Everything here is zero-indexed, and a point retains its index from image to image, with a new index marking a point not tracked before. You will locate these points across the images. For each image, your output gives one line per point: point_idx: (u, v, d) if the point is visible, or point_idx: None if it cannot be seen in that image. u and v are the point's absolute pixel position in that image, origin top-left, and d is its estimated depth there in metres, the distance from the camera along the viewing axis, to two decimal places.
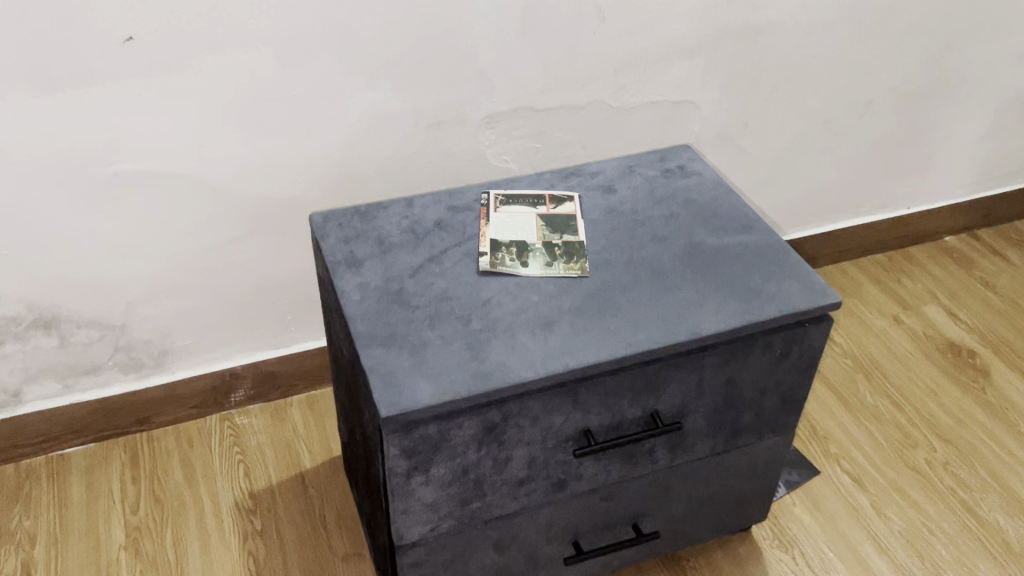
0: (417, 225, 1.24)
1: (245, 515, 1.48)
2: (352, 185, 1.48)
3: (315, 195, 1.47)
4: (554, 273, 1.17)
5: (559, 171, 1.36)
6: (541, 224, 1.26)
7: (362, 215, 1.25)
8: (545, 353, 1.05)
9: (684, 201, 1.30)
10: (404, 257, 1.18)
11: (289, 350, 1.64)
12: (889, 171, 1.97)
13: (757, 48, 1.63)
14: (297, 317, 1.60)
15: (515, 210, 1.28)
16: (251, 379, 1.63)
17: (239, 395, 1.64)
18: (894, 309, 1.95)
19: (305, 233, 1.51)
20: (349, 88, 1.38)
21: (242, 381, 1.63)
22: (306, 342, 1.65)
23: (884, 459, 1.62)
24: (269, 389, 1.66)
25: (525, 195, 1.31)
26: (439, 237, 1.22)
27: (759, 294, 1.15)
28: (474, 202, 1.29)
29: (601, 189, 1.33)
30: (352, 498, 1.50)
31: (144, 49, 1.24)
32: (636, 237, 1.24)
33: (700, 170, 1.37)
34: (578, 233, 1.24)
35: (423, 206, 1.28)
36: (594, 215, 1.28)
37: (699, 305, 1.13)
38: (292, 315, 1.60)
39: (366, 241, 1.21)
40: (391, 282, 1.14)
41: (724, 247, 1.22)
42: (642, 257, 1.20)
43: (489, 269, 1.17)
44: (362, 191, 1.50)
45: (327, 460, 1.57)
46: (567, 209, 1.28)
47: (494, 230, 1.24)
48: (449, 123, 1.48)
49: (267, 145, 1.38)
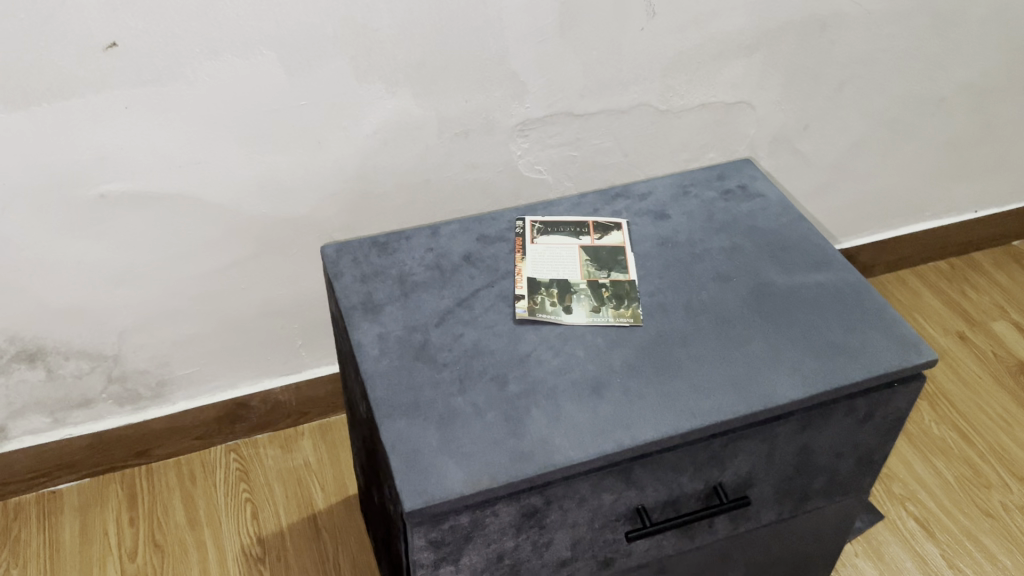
0: (444, 260, 1.09)
1: (253, 563, 1.35)
2: (369, 201, 1.33)
3: (326, 212, 1.31)
4: (601, 321, 1.02)
5: (603, 192, 1.20)
6: (586, 258, 1.10)
7: (381, 248, 1.10)
8: (595, 426, 0.90)
9: (747, 230, 1.14)
10: (429, 301, 1.03)
11: (300, 376, 1.50)
12: (957, 173, 1.79)
13: (823, 43, 1.44)
14: (307, 341, 1.46)
15: (555, 242, 1.12)
16: (259, 407, 1.49)
17: (246, 425, 1.51)
18: (958, 326, 1.79)
19: (316, 253, 1.36)
20: (365, 96, 1.21)
21: (249, 411, 1.49)
22: (319, 367, 1.51)
23: (954, 503, 1.47)
24: (278, 417, 1.52)
25: (566, 223, 1.15)
26: (469, 275, 1.07)
27: (841, 350, 0.99)
28: (508, 230, 1.13)
29: (651, 215, 1.16)
30: (370, 546, 1.37)
31: (129, 57, 1.08)
32: (695, 275, 1.08)
33: (764, 191, 1.20)
34: (628, 271, 1.08)
35: (450, 236, 1.12)
36: (645, 247, 1.12)
37: (773, 364, 0.97)
38: (302, 340, 1.46)
39: (386, 280, 1.05)
40: (414, 333, 0.99)
41: (798, 289, 1.06)
42: (703, 300, 1.05)
43: (528, 317, 1.01)
44: (379, 206, 1.34)
45: (342, 499, 1.44)
46: (614, 239, 1.12)
47: (531, 267, 1.08)
48: (477, 132, 1.31)
49: (272, 160, 1.23)
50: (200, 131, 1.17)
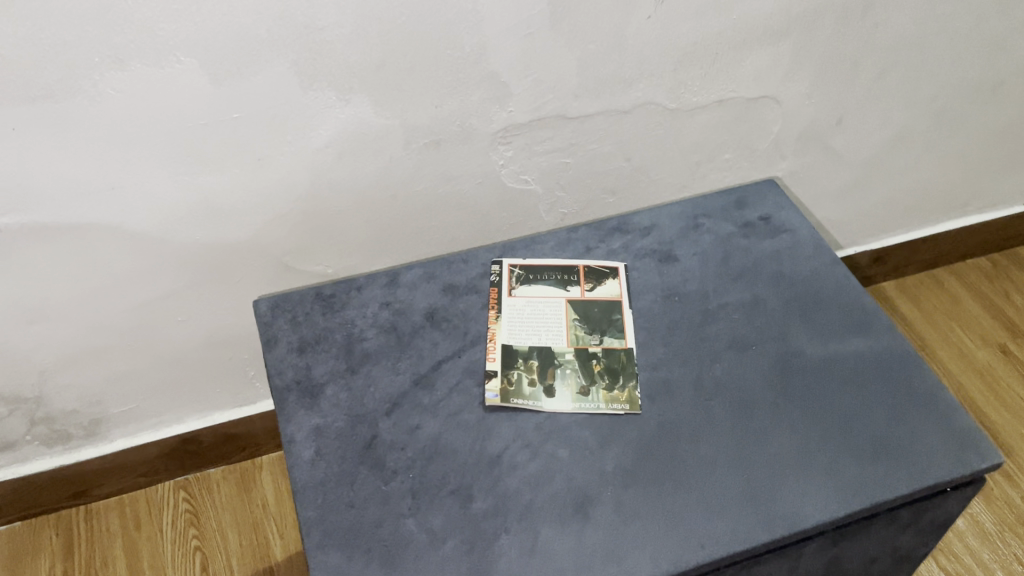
0: (401, 319, 0.90)
1: None
2: (324, 222, 1.13)
3: (273, 235, 1.12)
4: (590, 408, 0.83)
5: (598, 224, 1.00)
6: (574, 317, 0.90)
7: (326, 304, 0.91)
8: (578, 562, 0.72)
9: (771, 279, 0.94)
10: (381, 378, 0.84)
11: (256, 407, 1.33)
12: (1010, 165, 1.56)
13: (865, 27, 1.20)
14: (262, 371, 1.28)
15: (537, 295, 0.92)
16: (210, 442, 1.33)
17: (197, 460, 1.35)
18: (1000, 337, 1.59)
19: (264, 279, 1.17)
20: (311, 105, 1.00)
21: (199, 446, 1.33)
22: None
23: (993, 554, 1.30)
24: (233, 450, 1.36)
25: (552, 267, 0.95)
26: (430, 342, 0.88)
27: (886, 450, 0.80)
28: (480, 279, 0.94)
29: (654, 257, 0.96)
30: None
31: (11, 70, 0.87)
32: (707, 341, 0.88)
33: (792, 225, 1.00)
34: (625, 336, 0.89)
35: (411, 287, 0.93)
36: (645, 301, 0.92)
37: (801, 470, 0.79)
38: (256, 370, 1.28)
39: (329, 350, 0.87)
40: (360, 425, 0.81)
41: (832, 362, 0.87)
42: (716, 376, 0.86)
43: (500, 402, 0.83)
44: (338, 227, 1.14)
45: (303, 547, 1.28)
46: (609, 291, 0.93)
47: (508, 331, 0.89)
48: (451, 140, 1.10)
49: (203, 181, 1.03)
50: (110, 152, 0.96)
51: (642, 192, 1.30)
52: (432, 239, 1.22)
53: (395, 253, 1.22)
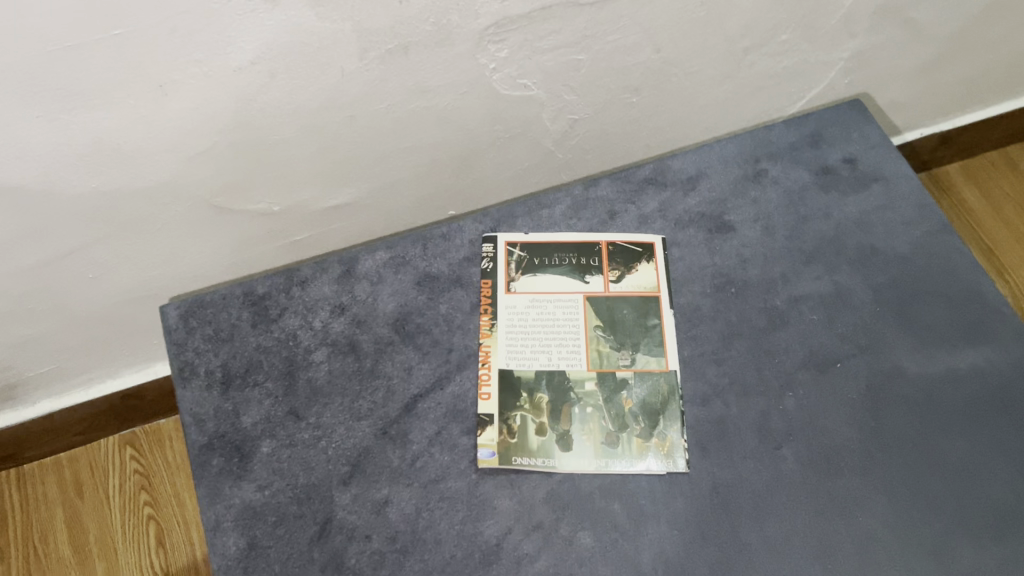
0: (360, 331, 0.66)
1: None
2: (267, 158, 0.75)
3: (198, 176, 0.74)
4: (620, 468, 0.62)
5: (624, 174, 0.73)
6: (596, 324, 0.67)
7: (257, 311, 0.67)
8: None
9: (857, 259, 0.70)
10: (335, 427, 0.63)
11: None
12: None
13: None
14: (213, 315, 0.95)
15: (546, 290, 0.68)
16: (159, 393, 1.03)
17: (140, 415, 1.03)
18: None
19: (199, 220, 0.81)
20: (222, 11, 0.59)
21: (142, 401, 1.02)
22: None
23: None
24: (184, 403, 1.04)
25: (564, 246, 0.70)
26: (402, 367, 0.65)
27: (1016, 521, 0.59)
28: (467, 265, 0.69)
29: (701, 226, 0.71)
30: None
31: None
32: (775, 358, 0.66)
33: (885, 173, 0.74)
34: (664, 353, 0.66)
35: (373, 279, 0.69)
36: (691, 296, 0.68)
37: (901, 555, 0.58)
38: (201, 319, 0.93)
39: (265, 383, 0.64)
40: (308, 503, 0.60)
41: (941, 386, 0.64)
42: (787, 412, 0.63)
43: (498, 465, 0.61)
44: (286, 162, 0.76)
45: None
46: (643, 283, 0.69)
47: (507, 349, 0.66)
48: (424, 43, 0.68)
49: (83, 120, 0.65)
50: None
51: (687, 90, 0.83)
52: (405, 165, 0.81)
53: (361, 181, 0.81)
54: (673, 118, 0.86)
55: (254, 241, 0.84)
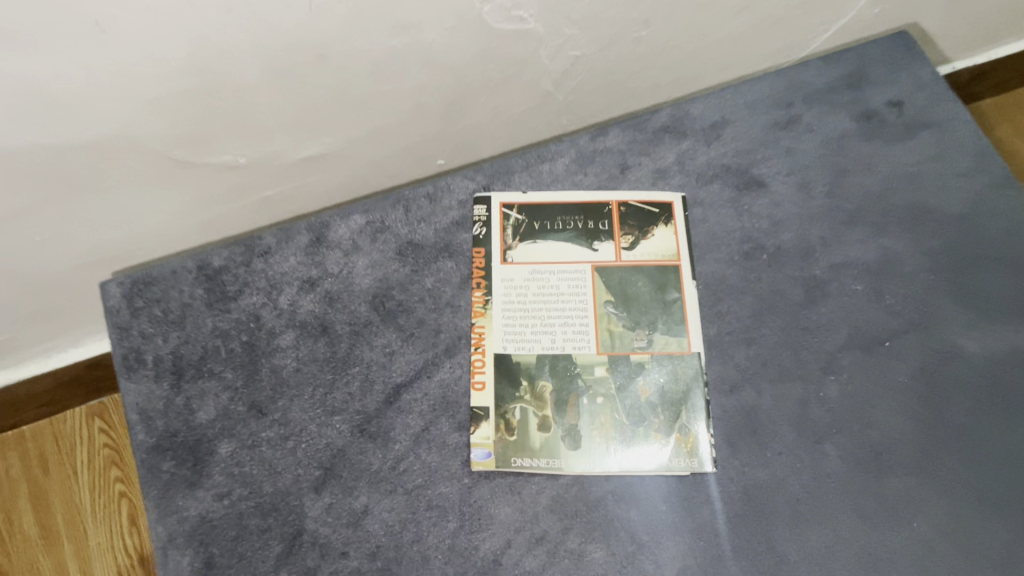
0: (332, 310, 0.57)
1: None
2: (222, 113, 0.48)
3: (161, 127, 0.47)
4: (636, 468, 0.53)
5: (638, 120, 0.63)
6: (607, 299, 0.58)
7: (213, 287, 0.58)
8: None
9: (907, 218, 0.61)
10: (304, 425, 0.54)
11: None
12: None
13: None
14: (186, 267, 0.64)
15: (547, 260, 0.59)
16: None
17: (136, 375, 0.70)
18: None
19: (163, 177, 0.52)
20: None
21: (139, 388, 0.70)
22: None
23: None
24: None
25: (569, 208, 0.60)
26: (381, 352, 0.56)
27: None
28: (455, 231, 0.60)
29: (727, 182, 0.61)
30: None
31: None
32: (813, 338, 0.57)
33: (938, 116, 0.64)
34: (687, 333, 0.57)
35: (346, 249, 0.59)
36: (715, 265, 0.59)
37: (962, 569, 0.51)
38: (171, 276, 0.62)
39: (222, 373, 0.56)
40: (274, 514, 0.52)
41: (1007, 368, 0.55)
42: (827, 402, 0.55)
43: (494, 467, 0.53)
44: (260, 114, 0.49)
45: None
46: (662, 250, 0.59)
47: (504, 329, 0.57)
48: None
49: None
50: None
51: (728, 31, 0.57)
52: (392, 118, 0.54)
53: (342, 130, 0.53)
54: (723, 66, 0.61)
55: (218, 197, 0.55)
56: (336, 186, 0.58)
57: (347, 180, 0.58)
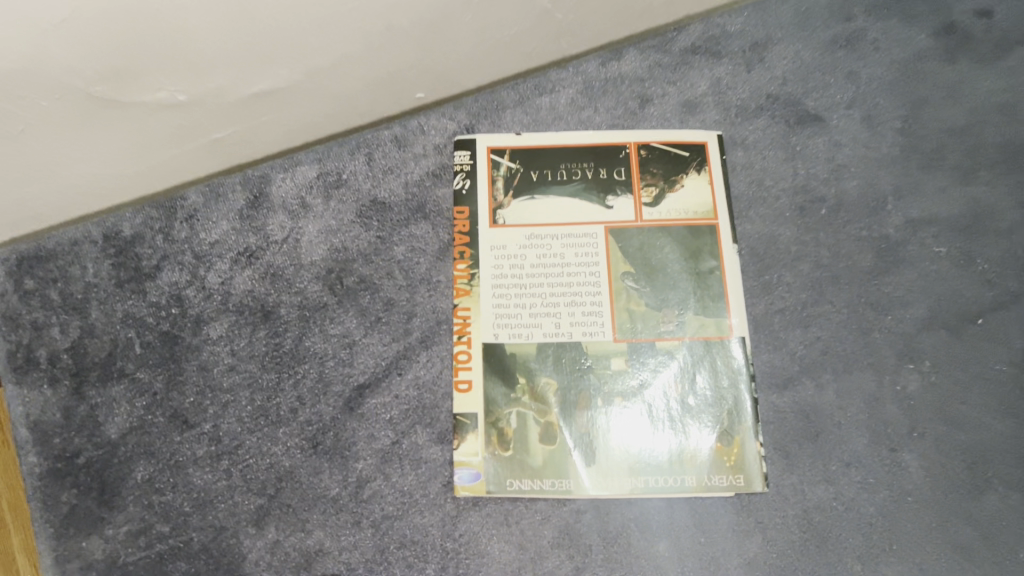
0: (275, 290, 0.45)
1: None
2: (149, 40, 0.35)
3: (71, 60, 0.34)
4: (666, 490, 0.42)
5: (660, 39, 0.49)
6: (625, 270, 0.45)
7: (123, 263, 0.45)
8: None
9: (1004, 159, 0.48)
10: (242, 440, 0.42)
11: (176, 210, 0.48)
12: None
13: None
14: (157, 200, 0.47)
15: (548, 221, 0.46)
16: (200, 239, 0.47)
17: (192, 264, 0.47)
18: None
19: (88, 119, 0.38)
20: None
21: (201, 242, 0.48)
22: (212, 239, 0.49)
23: None
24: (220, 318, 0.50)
25: (574, 153, 0.47)
26: (340, 344, 0.44)
27: None
28: (431, 186, 0.47)
29: (773, 117, 0.49)
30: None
31: None
32: (886, 316, 0.45)
33: None
34: (728, 313, 0.45)
35: (293, 210, 0.46)
36: (761, 224, 0.46)
37: None
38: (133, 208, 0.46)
39: (136, 374, 0.44)
40: (204, 557, 0.41)
41: None
42: (906, 398, 0.43)
43: (483, 492, 0.42)
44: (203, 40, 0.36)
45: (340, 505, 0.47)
46: (695, 205, 0.47)
47: (494, 312, 0.44)
48: None
49: None
50: None
51: None
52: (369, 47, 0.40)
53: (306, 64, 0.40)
54: None
55: (157, 140, 0.42)
56: (286, 130, 0.45)
57: (307, 117, 0.44)
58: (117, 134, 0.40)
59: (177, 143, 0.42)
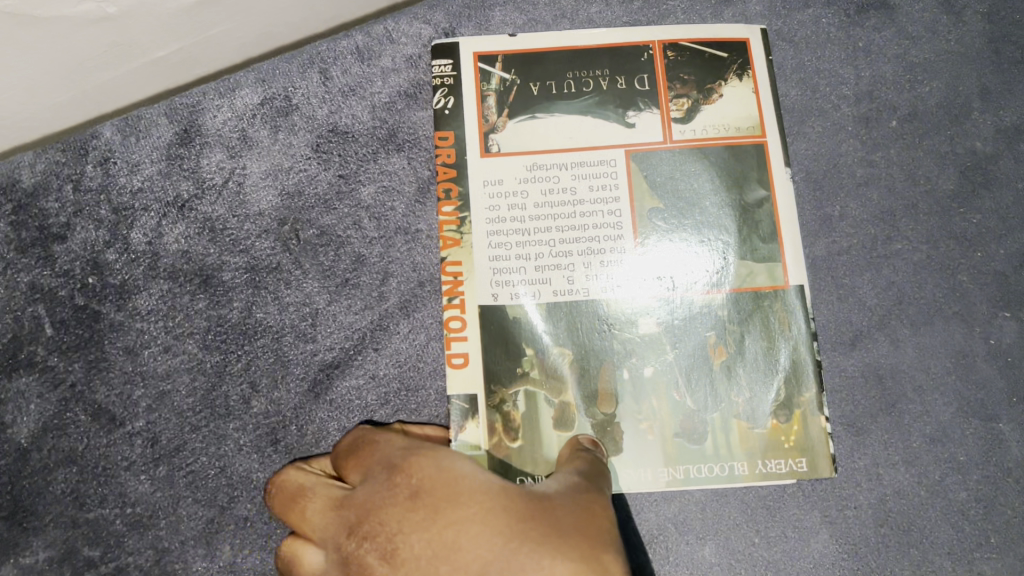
0: (216, 249, 0.36)
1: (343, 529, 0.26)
2: None
3: None
4: (713, 478, 0.34)
5: None
6: (653, 207, 0.36)
7: (24, 222, 0.36)
8: None
9: None
10: (184, 439, 0.34)
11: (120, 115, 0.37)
12: None
13: None
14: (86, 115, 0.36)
15: (554, 147, 0.37)
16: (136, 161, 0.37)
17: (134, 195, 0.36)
18: None
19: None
20: None
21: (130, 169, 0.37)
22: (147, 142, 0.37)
23: None
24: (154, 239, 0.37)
25: (584, 57, 0.38)
26: (301, 315, 0.35)
27: None
28: (403, 108, 0.37)
29: (829, 6, 0.39)
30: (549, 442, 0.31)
31: None
32: (976, 253, 0.36)
33: None
34: (781, 255, 0.36)
35: (233, 145, 0.37)
36: (817, 142, 0.37)
37: None
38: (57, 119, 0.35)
39: (48, 363, 0.35)
40: None
41: None
42: (1004, 354, 0.35)
43: None
44: None
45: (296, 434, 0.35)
46: (739, 120, 0.37)
47: (492, 267, 0.36)
48: None
49: None
50: None
51: None
52: None
53: None
54: None
55: (86, 60, 0.32)
56: (235, 39, 0.35)
57: (253, 24, 0.35)
58: (28, 58, 0.30)
59: (110, 63, 0.33)
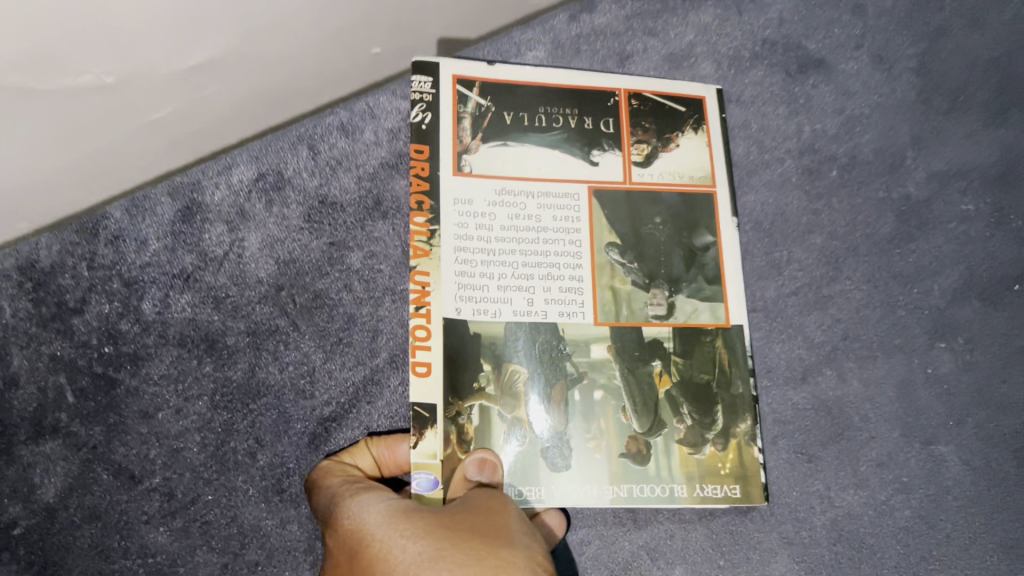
0: (219, 315, 0.39)
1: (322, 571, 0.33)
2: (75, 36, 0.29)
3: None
4: (650, 500, 0.37)
5: None
6: (611, 240, 0.39)
7: (43, 298, 0.39)
8: None
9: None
10: (198, 492, 0.38)
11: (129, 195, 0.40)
12: None
13: None
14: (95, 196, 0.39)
15: (521, 175, 0.40)
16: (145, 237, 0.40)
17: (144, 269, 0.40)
18: None
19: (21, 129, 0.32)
20: None
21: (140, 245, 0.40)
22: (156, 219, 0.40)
23: None
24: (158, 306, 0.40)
25: (553, 96, 0.41)
26: (299, 373, 0.39)
27: None
28: (387, 178, 0.41)
29: (772, 68, 0.43)
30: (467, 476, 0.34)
31: None
32: (913, 290, 0.40)
33: None
34: (721, 296, 0.39)
35: (232, 220, 0.40)
36: (765, 193, 0.41)
37: None
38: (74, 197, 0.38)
39: (70, 428, 0.38)
40: None
41: None
42: (941, 382, 0.39)
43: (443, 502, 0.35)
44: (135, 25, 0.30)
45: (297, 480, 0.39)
46: (692, 169, 0.41)
47: (458, 280, 0.38)
48: None
49: None
50: None
51: None
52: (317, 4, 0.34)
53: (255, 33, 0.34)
54: None
55: (97, 140, 0.35)
56: (235, 117, 0.39)
57: (249, 104, 0.38)
58: (47, 140, 0.33)
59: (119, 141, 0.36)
